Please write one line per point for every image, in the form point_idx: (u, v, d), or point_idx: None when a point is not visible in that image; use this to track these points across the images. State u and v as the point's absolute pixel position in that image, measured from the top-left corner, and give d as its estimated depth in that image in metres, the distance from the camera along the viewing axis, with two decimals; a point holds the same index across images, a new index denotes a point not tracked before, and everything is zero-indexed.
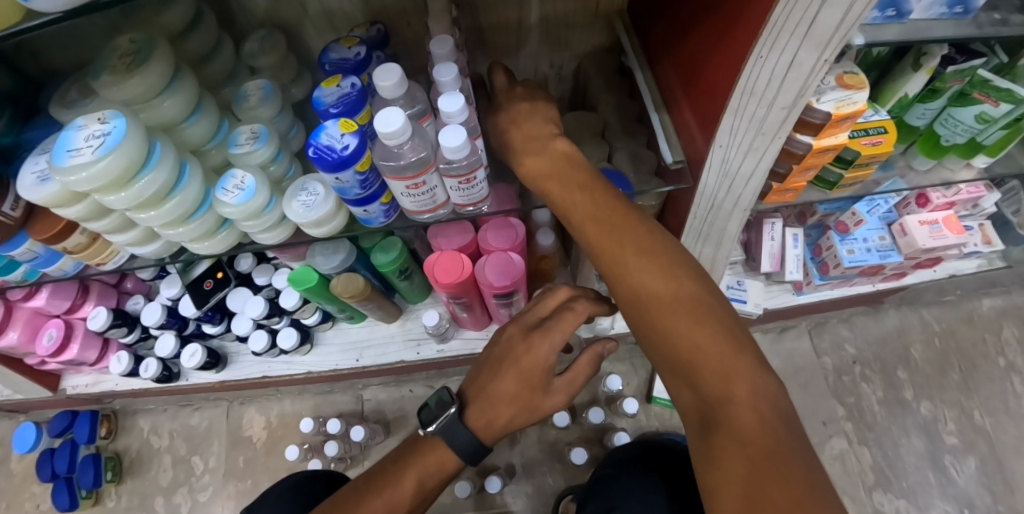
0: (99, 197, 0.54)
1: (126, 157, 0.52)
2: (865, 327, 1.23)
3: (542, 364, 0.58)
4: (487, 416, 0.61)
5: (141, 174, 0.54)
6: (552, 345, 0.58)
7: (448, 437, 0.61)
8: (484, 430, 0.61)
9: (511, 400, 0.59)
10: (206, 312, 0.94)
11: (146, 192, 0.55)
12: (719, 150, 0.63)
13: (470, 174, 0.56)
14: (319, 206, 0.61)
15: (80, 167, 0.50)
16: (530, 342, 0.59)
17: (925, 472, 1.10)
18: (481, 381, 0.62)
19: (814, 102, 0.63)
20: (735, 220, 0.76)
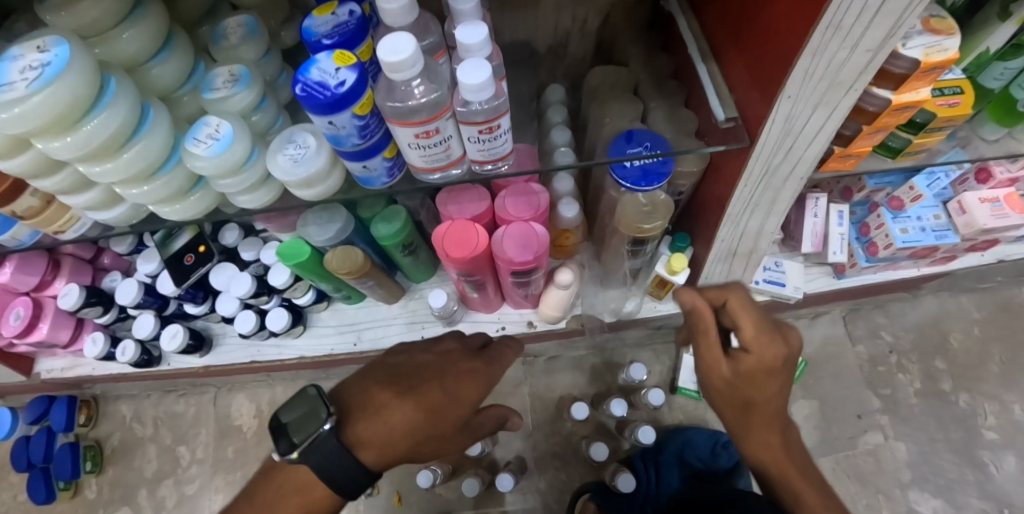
0: (38, 144, 0.44)
1: (68, 94, 0.41)
2: (901, 313, 1.13)
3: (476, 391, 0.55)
4: (409, 426, 0.50)
5: (88, 116, 0.44)
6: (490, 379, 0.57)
7: (319, 466, 0.46)
8: (392, 447, 0.50)
9: (450, 414, 0.53)
10: (186, 290, 0.85)
11: (95, 138, 0.45)
12: (785, 103, 0.53)
13: (493, 122, 0.46)
14: (309, 161, 0.51)
15: (9, 103, 0.40)
16: (477, 368, 0.56)
17: (964, 469, 1.01)
18: (391, 391, 0.53)
19: (899, 48, 0.53)
20: (790, 190, 0.66)
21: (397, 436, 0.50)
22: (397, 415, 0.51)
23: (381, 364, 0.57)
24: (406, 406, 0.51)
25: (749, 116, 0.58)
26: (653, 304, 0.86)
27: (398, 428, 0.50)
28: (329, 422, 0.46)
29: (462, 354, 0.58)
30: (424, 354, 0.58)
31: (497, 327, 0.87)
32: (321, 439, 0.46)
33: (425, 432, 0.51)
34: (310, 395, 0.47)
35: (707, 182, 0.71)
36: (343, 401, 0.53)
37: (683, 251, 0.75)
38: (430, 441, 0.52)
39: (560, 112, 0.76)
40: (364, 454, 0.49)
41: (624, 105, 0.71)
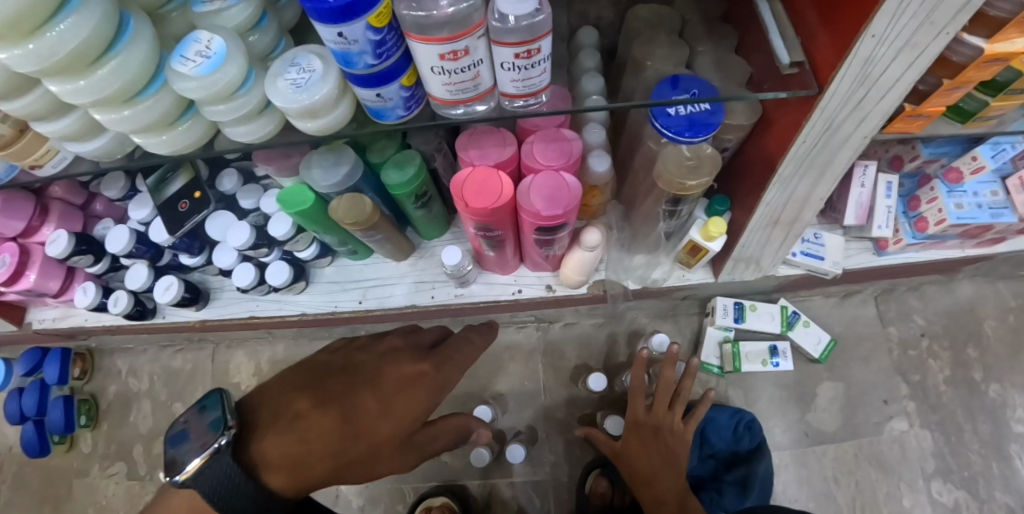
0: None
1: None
2: (935, 298, 1.04)
3: (421, 405, 0.50)
4: (330, 443, 0.45)
5: (54, 21, 0.37)
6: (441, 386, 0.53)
7: (214, 493, 0.38)
8: (307, 470, 0.43)
9: (381, 427, 0.48)
10: (181, 239, 0.79)
11: (61, 49, 0.38)
12: (867, 43, 0.45)
13: (533, 44, 0.39)
14: (313, 88, 0.44)
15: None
16: (422, 378, 0.51)
17: (989, 461, 0.94)
18: (309, 402, 0.47)
19: None
20: (849, 150, 0.58)
21: (314, 452, 0.43)
22: (317, 429, 0.45)
23: (307, 367, 0.52)
24: (331, 419, 0.46)
25: (819, 59, 0.50)
26: (682, 273, 0.82)
27: (317, 445, 0.44)
28: (225, 436, 0.39)
29: (409, 357, 0.52)
30: (362, 354, 0.53)
31: (513, 290, 0.82)
32: (215, 457, 0.39)
33: (348, 452, 0.45)
34: (217, 401, 0.41)
35: (757, 136, 0.64)
36: (251, 413, 0.46)
37: (721, 215, 0.68)
38: (354, 462, 0.46)
39: (593, 56, 0.67)
40: (272, 476, 0.42)
41: (667, 48, 0.63)
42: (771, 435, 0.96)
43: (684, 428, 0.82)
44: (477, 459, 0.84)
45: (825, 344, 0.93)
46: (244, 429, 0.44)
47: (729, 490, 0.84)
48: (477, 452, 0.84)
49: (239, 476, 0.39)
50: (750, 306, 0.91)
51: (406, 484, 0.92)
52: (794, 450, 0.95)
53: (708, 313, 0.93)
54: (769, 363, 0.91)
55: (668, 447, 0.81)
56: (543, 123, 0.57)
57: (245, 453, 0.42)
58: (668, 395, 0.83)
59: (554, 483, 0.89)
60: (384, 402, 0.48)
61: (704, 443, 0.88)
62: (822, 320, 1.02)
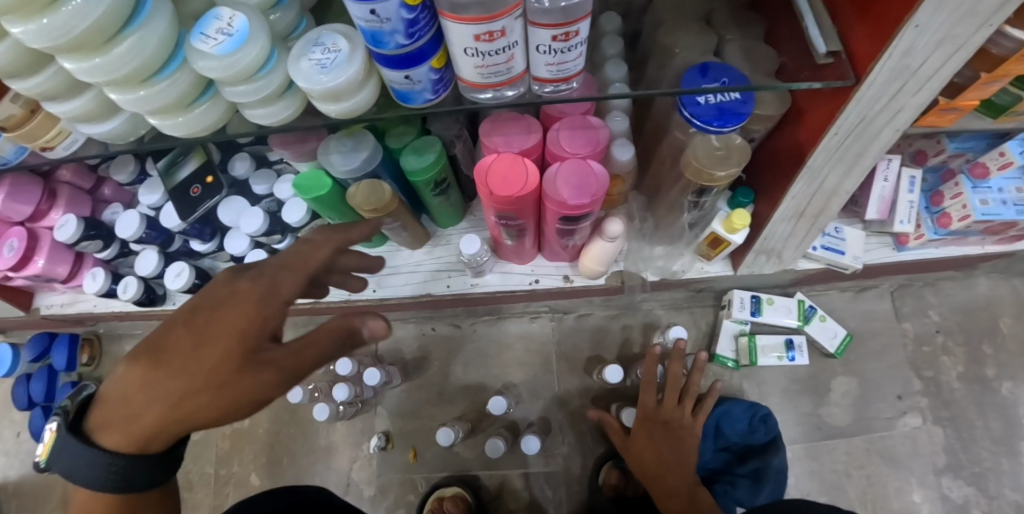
0: (7, 26, 0.36)
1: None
2: (951, 294, 1.03)
3: (245, 320, 0.41)
4: (150, 393, 0.41)
5: None
6: (270, 292, 0.42)
7: (65, 464, 0.43)
8: (135, 422, 0.42)
9: (206, 355, 0.40)
10: (193, 225, 0.78)
11: (77, 24, 0.36)
12: (909, 33, 0.43)
13: (571, 25, 0.37)
14: (338, 69, 0.43)
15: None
16: (243, 289, 0.42)
17: (1000, 458, 0.94)
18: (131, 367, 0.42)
19: None
20: (882, 143, 0.56)
21: (136, 409, 0.42)
22: (137, 392, 0.41)
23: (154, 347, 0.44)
24: (143, 376, 0.41)
25: (857, 49, 0.49)
26: (701, 265, 0.81)
27: (139, 401, 0.41)
28: (57, 414, 0.44)
29: (217, 285, 0.43)
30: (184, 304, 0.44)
31: (530, 280, 0.81)
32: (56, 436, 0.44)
33: (177, 394, 0.41)
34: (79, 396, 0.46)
35: (787, 127, 0.63)
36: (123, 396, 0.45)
37: (744, 207, 0.67)
38: (190, 397, 0.41)
39: (616, 42, 0.66)
40: (112, 438, 0.43)
41: (694, 35, 0.61)
42: (784, 429, 0.96)
43: (693, 421, 0.82)
44: (491, 451, 0.83)
45: (841, 339, 0.92)
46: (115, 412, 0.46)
47: (742, 483, 0.84)
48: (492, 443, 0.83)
49: (80, 446, 0.43)
50: (767, 300, 0.90)
51: (416, 474, 0.93)
52: (806, 444, 0.95)
53: (724, 306, 0.93)
54: (784, 357, 0.91)
55: (678, 439, 0.81)
56: (568, 110, 0.56)
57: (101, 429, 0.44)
58: (678, 390, 0.83)
59: (565, 473, 0.89)
60: (201, 332, 0.41)
61: (718, 436, 0.88)
62: (837, 314, 1.01)
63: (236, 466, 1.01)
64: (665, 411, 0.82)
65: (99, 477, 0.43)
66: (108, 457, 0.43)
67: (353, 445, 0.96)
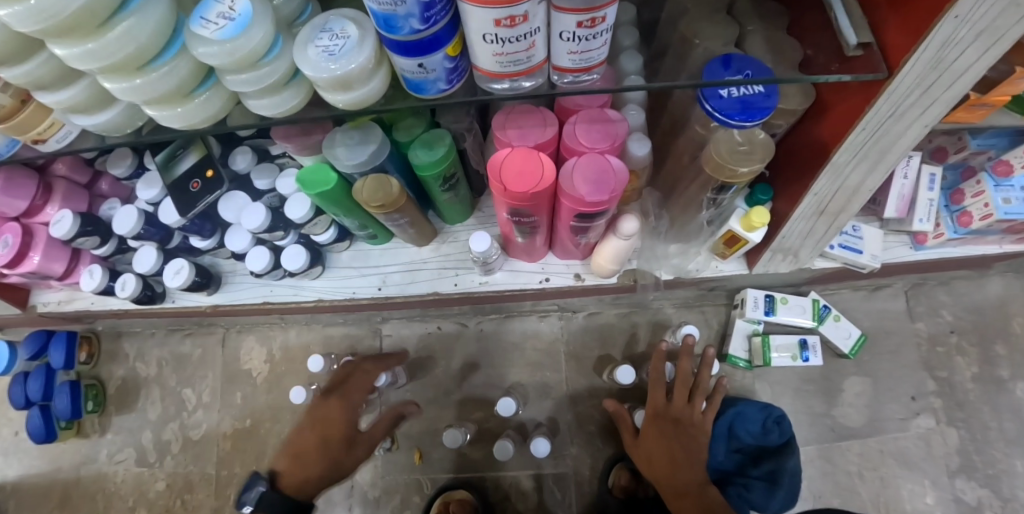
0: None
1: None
2: (965, 293, 1.01)
3: (343, 425, 0.76)
4: (316, 431, 0.76)
5: None
6: (347, 407, 0.77)
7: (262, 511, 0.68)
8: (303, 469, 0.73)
9: (336, 424, 0.76)
10: (192, 220, 0.76)
11: (66, 6, 0.34)
12: (948, 25, 0.41)
13: (599, 11, 0.35)
14: (347, 56, 0.40)
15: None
16: (332, 404, 0.77)
17: (1016, 460, 0.92)
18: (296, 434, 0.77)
19: None
20: (909, 139, 0.54)
21: (304, 474, 0.73)
22: (302, 438, 0.76)
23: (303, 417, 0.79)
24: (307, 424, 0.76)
25: (890, 40, 0.46)
26: (716, 264, 0.79)
27: (306, 456, 0.74)
28: (258, 486, 0.71)
29: (319, 405, 0.78)
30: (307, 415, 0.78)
31: (540, 278, 0.79)
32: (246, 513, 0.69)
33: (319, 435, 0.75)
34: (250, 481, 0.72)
35: (810, 121, 0.60)
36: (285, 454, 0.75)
37: (763, 205, 0.65)
38: (333, 438, 0.75)
39: (633, 33, 0.63)
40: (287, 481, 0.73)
41: (716, 25, 0.59)
42: (796, 430, 0.94)
43: (704, 418, 0.79)
44: (501, 452, 0.81)
45: (855, 339, 0.90)
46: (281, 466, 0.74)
47: (757, 486, 0.82)
48: (501, 446, 0.81)
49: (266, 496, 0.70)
50: (781, 299, 0.88)
51: (423, 475, 0.91)
52: (819, 445, 0.93)
53: (737, 305, 0.91)
54: (798, 357, 0.89)
55: (688, 438, 0.78)
56: (585, 103, 0.54)
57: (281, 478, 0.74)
58: (689, 386, 0.80)
59: (575, 475, 0.88)
60: (315, 420, 0.76)
61: (731, 437, 0.86)
62: (851, 313, 0.99)
63: (238, 466, 0.99)
64: (675, 408, 0.80)
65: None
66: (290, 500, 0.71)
67: None
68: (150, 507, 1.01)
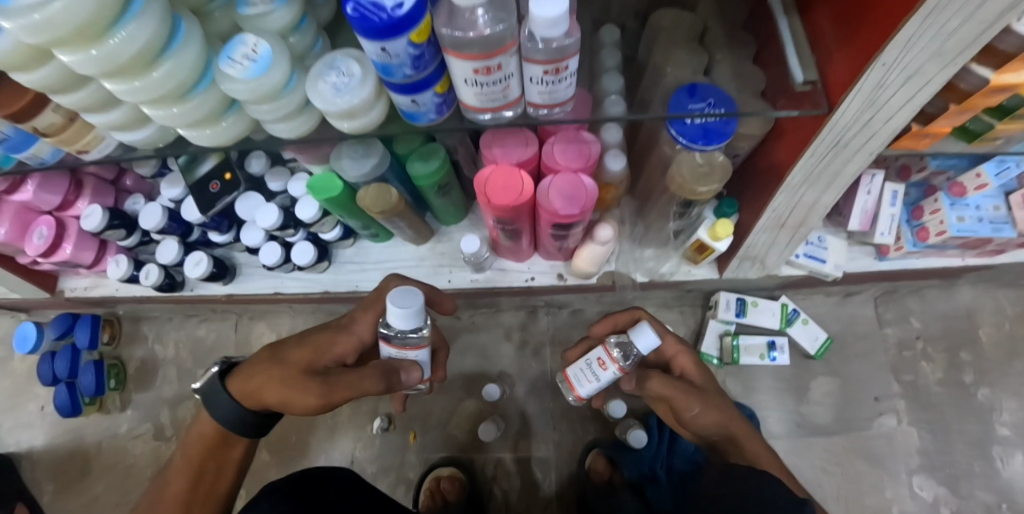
0: (62, 56, 0.41)
1: (90, 1, 0.38)
2: (935, 301, 1.07)
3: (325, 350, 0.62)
4: (302, 356, 0.60)
5: (117, 26, 0.41)
6: (313, 348, 0.62)
7: (211, 401, 0.58)
8: (255, 392, 0.57)
9: (294, 355, 0.60)
10: (212, 218, 0.84)
11: (122, 54, 0.42)
12: (877, 71, 0.47)
13: (562, 62, 0.42)
14: (352, 91, 0.48)
15: (28, 8, 0.36)
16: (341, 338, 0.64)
17: (972, 460, 0.99)
18: (265, 385, 0.57)
19: (1014, 22, 0.45)
20: (856, 164, 0.60)
21: (270, 380, 0.56)
22: (259, 379, 0.57)
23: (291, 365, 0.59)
24: (298, 353, 0.60)
25: (831, 81, 0.53)
26: (689, 268, 0.85)
27: (260, 381, 0.57)
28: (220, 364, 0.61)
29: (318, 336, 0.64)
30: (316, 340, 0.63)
31: (527, 277, 0.86)
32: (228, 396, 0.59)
33: (295, 356, 0.60)
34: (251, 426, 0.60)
35: (768, 144, 0.67)
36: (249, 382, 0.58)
37: (729, 217, 0.72)
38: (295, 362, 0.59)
39: (614, 55, 0.69)
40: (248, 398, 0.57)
41: (686, 55, 0.65)
42: (767, 425, 1.01)
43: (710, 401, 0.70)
44: (401, 304, 0.52)
45: (822, 342, 0.97)
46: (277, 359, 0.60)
47: None
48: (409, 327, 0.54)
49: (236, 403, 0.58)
50: (752, 302, 0.96)
51: (417, 455, 0.98)
52: (787, 440, 1.00)
53: (711, 307, 0.98)
54: (766, 356, 0.96)
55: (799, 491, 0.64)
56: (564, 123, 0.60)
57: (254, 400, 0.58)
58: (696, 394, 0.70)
59: (556, 459, 0.95)
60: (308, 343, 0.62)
61: None
62: (821, 317, 1.05)
63: None
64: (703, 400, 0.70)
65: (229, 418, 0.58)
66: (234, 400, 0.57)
67: (356, 427, 1.00)
68: None
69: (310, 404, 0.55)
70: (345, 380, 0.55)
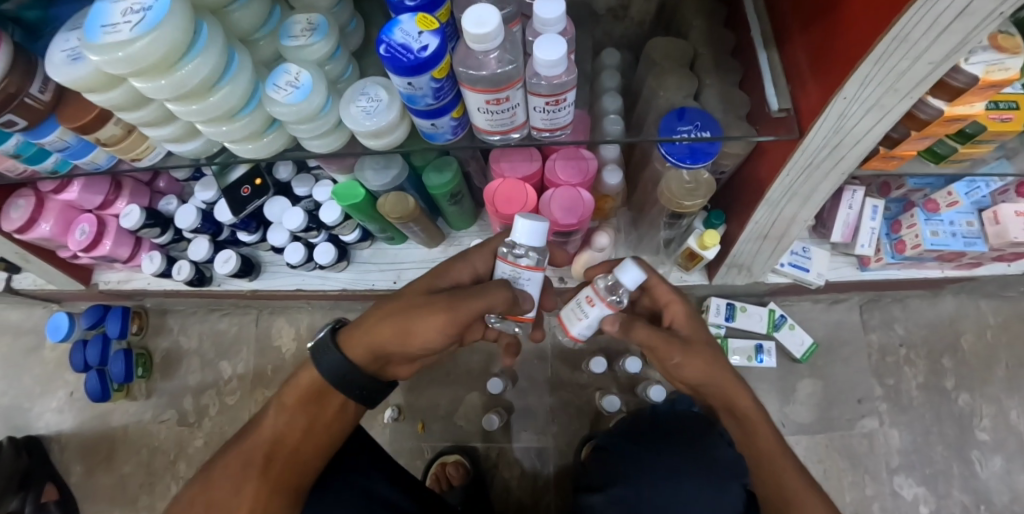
0: (136, 83, 0.49)
1: (165, 41, 0.45)
2: (918, 310, 1.13)
3: (454, 279, 0.60)
4: (423, 288, 0.58)
5: (185, 60, 0.48)
6: (427, 287, 0.59)
7: (319, 355, 0.56)
8: (365, 335, 0.55)
9: (415, 291, 0.57)
10: (242, 219, 0.92)
11: (187, 83, 0.49)
12: (840, 102, 0.54)
13: (561, 95, 0.49)
14: (379, 115, 0.55)
15: (115, 47, 0.44)
16: (447, 269, 0.61)
17: (949, 461, 1.04)
18: (376, 327, 0.54)
19: (960, 63, 0.52)
20: (829, 183, 0.67)
21: (397, 314, 0.54)
22: (373, 320, 0.55)
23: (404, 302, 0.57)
24: (418, 289, 0.58)
25: (803, 111, 0.59)
26: (680, 274, 0.92)
27: (376, 326, 0.54)
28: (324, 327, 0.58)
29: (423, 278, 0.60)
30: (420, 283, 0.59)
31: (530, 280, 0.92)
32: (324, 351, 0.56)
33: (416, 289, 0.58)
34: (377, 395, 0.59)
35: (751, 163, 0.73)
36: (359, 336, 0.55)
37: (716, 227, 0.78)
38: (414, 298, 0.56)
39: (613, 78, 0.76)
40: (357, 348, 0.55)
41: (678, 81, 0.72)
42: None
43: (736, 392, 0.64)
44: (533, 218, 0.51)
45: (807, 346, 1.03)
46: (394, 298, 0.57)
47: None
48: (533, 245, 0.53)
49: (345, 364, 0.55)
50: (741, 307, 1.02)
51: (424, 443, 1.05)
52: None
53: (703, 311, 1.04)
54: (754, 358, 1.03)
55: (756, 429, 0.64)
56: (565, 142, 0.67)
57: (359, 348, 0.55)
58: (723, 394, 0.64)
59: (555, 450, 1.02)
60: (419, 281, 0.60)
61: None
62: (808, 323, 1.11)
63: None
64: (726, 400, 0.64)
65: (338, 373, 0.55)
66: (346, 360, 0.55)
67: (368, 416, 1.07)
68: (189, 461, 1.18)
69: (438, 321, 0.52)
70: (473, 298, 0.52)
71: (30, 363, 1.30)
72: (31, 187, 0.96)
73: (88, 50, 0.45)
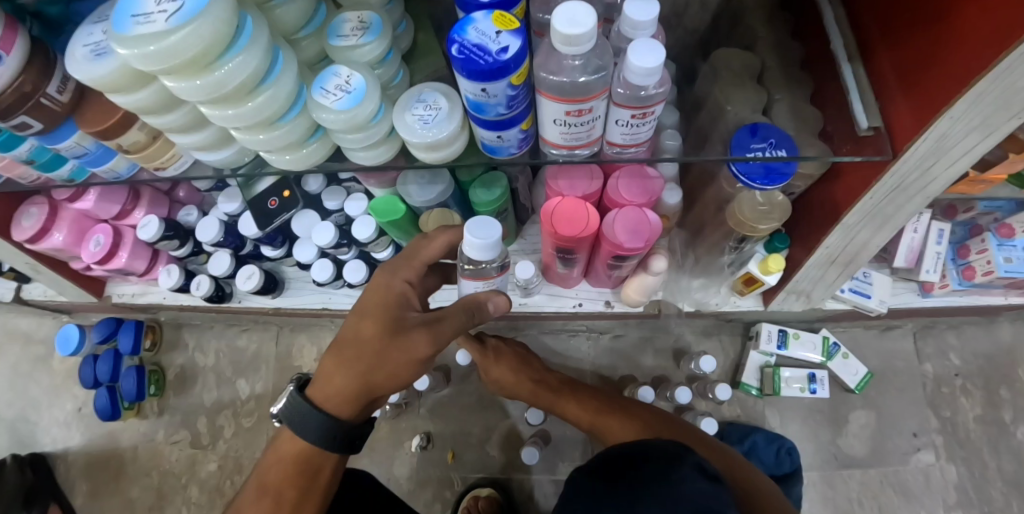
0: (168, 83, 0.44)
1: (202, 35, 0.40)
2: (974, 338, 1.06)
3: (402, 295, 0.58)
4: (379, 315, 0.56)
5: (224, 58, 0.43)
6: (385, 313, 0.56)
7: (295, 422, 0.55)
8: (337, 390, 0.55)
9: (371, 325, 0.55)
10: (268, 233, 0.87)
11: (225, 84, 0.45)
12: (944, 122, 0.47)
13: (650, 108, 0.44)
14: (439, 124, 0.50)
15: (148, 40, 0.39)
16: (389, 287, 0.58)
17: (1012, 501, 0.97)
18: (350, 375, 0.54)
19: None
20: (914, 206, 0.60)
21: (361, 362, 0.54)
22: (339, 371, 0.55)
23: (360, 338, 0.55)
24: (370, 320, 0.56)
25: (895, 129, 0.54)
26: (735, 300, 0.86)
27: (348, 378, 0.54)
28: (291, 384, 0.57)
29: (372, 299, 0.58)
30: (368, 312, 0.57)
31: (574, 303, 0.87)
32: (296, 414, 0.55)
33: (370, 324, 0.56)
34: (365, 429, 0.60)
35: (824, 184, 0.68)
36: (330, 391, 0.55)
37: (779, 251, 0.73)
38: (374, 334, 0.55)
39: (674, 90, 0.71)
40: (336, 405, 0.55)
41: (745, 95, 0.67)
42: (802, 457, 1.00)
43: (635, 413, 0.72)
44: (479, 235, 0.47)
45: (862, 376, 0.98)
46: (350, 341, 0.56)
47: None
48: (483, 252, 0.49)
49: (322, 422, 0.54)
50: (793, 334, 0.97)
51: (454, 473, 0.98)
52: (824, 472, 0.99)
53: (752, 337, 0.99)
54: (807, 389, 0.97)
55: (678, 432, 0.68)
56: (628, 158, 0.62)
57: (332, 403, 0.55)
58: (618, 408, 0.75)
59: None
60: (366, 307, 0.57)
61: None
62: (860, 350, 1.05)
63: None
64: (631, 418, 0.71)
65: (320, 434, 0.55)
66: (326, 420, 0.54)
67: (393, 444, 1.01)
68: (202, 485, 1.12)
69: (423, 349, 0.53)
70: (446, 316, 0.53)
71: (36, 375, 1.24)
72: (44, 195, 0.91)
73: (117, 43, 0.40)
